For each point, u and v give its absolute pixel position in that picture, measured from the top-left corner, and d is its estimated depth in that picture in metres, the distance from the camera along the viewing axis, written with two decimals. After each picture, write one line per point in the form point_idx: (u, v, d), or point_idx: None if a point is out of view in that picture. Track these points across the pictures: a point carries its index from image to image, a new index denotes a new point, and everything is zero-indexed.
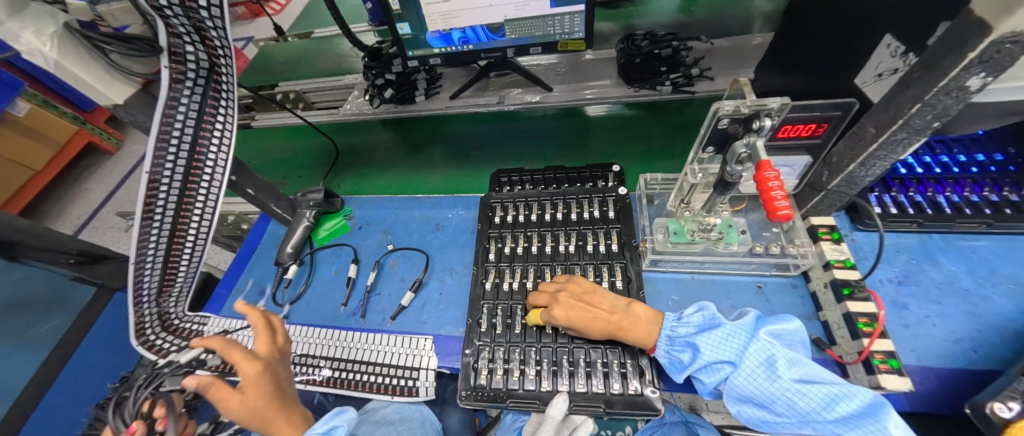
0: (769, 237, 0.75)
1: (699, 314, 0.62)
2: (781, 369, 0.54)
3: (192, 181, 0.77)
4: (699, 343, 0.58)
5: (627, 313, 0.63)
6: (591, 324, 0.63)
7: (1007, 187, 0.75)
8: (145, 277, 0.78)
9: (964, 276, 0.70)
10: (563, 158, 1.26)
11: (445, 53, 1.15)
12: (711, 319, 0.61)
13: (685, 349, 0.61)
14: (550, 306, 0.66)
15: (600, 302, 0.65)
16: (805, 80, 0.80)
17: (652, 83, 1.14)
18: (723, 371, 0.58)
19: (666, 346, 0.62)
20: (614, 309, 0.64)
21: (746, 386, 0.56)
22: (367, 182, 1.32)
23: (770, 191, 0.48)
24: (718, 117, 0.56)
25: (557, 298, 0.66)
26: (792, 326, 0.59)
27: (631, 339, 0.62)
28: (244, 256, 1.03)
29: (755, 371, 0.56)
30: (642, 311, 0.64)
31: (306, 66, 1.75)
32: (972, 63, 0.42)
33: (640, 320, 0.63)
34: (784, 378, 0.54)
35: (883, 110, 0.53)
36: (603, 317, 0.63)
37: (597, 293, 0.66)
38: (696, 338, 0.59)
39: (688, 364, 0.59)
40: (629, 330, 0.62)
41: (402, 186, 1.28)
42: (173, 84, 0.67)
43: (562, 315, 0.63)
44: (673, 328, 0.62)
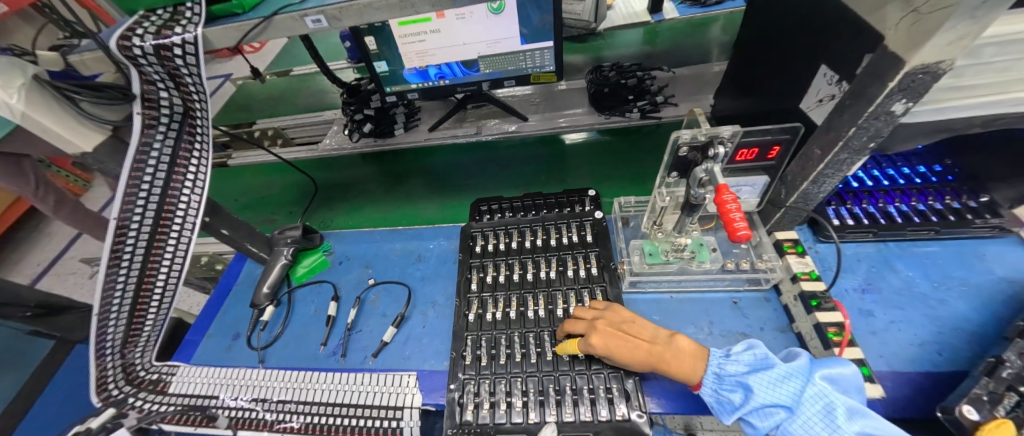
0: (739, 253, 0.78)
1: (750, 352, 0.58)
2: (842, 420, 0.51)
3: (163, 225, 0.75)
4: (752, 383, 0.54)
5: (669, 345, 0.61)
6: (632, 355, 0.61)
7: (948, 196, 0.82)
8: (109, 329, 0.75)
9: (921, 281, 0.75)
10: (548, 184, 1.30)
11: (422, 88, 1.19)
12: (764, 359, 0.57)
13: (735, 389, 0.57)
14: (587, 334, 0.65)
15: (644, 334, 0.64)
16: (758, 104, 0.87)
17: (621, 110, 1.21)
18: (777, 415, 0.54)
19: (713, 384, 0.58)
20: (655, 340, 0.63)
21: (802, 434, 0.53)
22: (362, 215, 1.30)
23: (729, 213, 0.51)
24: (679, 145, 0.59)
25: (595, 325, 0.65)
26: (849, 371, 0.54)
27: (674, 372, 0.60)
28: (218, 298, 1.00)
29: (811, 418, 0.53)
30: (686, 343, 0.62)
31: (287, 103, 1.76)
32: (893, 91, 0.46)
33: (684, 354, 0.61)
34: (847, 430, 0.50)
35: (824, 133, 0.57)
36: (643, 347, 0.61)
37: (636, 323, 0.65)
38: (747, 378, 0.55)
39: (739, 405, 0.56)
40: (672, 363, 0.60)
41: (399, 217, 1.28)
42: (146, 129, 0.67)
43: (601, 343, 0.63)
44: (720, 366, 0.59)
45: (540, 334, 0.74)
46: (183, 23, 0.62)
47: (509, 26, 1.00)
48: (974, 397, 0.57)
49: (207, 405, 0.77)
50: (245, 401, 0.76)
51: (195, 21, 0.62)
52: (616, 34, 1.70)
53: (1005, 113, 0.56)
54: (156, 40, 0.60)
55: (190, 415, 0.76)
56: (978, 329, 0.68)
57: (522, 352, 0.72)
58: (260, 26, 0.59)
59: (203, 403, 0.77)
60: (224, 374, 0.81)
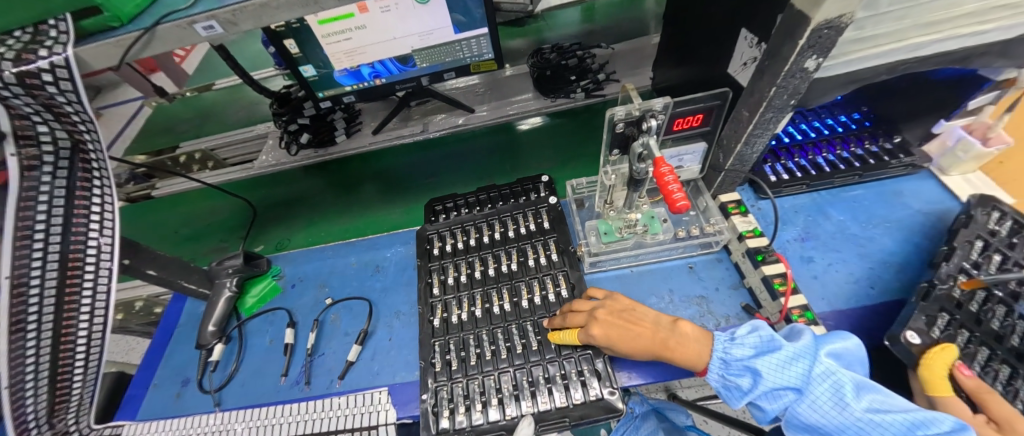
0: (689, 220, 0.81)
1: (756, 335, 0.59)
2: (850, 397, 0.54)
3: (72, 276, 0.67)
4: (760, 368, 0.56)
5: (673, 332, 0.62)
6: (636, 344, 0.62)
7: (867, 141, 0.89)
8: (28, 405, 0.65)
9: (851, 223, 0.80)
10: (506, 175, 1.29)
11: (357, 90, 1.13)
12: (769, 342, 0.57)
13: (743, 374, 0.59)
14: (589, 325, 0.64)
15: (647, 322, 0.64)
16: (692, 72, 0.88)
17: (565, 92, 1.20)
18: (787, 397, 0.57)
19: (721, 369, 0.60)
20: (658, 327, 0.63)
21: (812, 413, 0.56)
22: (321, 230, 1.22)
23: (668, 185, 0.51)
24: (614, 123, 0.59)
25: (596, 315, 0.64)
26: (853, 345, 0.57)
27: (679, 358, 0.60)
28: (159, 344, 0.91)
29: (819, 396, 0.55)
30: (690, 329, 0.63)
31: (215, 120, 1.62)
32: (804, 48, 0.48)
33: (689, 340, 0.61)
34: (856, 408, 0.53)
35: (750, 95, 0.59)
36: (647, 336, 0.62)
37: (637, 312, 0.66)
38: (755, 363, 0.56)
39: (748, 389, 0.58)
40: (677, 350, 0.60)
41: (362, 228, 1.21)
42: (25, 172, 0.58)
43: (602, 334, 0.62)
44: (727, 350, 0.59)
45: (508, 329, 0.73)
46: (49, 44, 0.52)
47: (439, 15, 0.95)
48: (913, 324, 0.62)
49: None
50: None
51: (61, 40, 0.52)
52: (555, 14, 1.68)
53: (905, 59, 0.60)
54: (17, 67, 0.50)
55: None
56: (902, 261, 0.74)
57: (492, 350, 0.71)
58: (142, 38, 0.52)
59: None
60: (176, 425, 0.74)
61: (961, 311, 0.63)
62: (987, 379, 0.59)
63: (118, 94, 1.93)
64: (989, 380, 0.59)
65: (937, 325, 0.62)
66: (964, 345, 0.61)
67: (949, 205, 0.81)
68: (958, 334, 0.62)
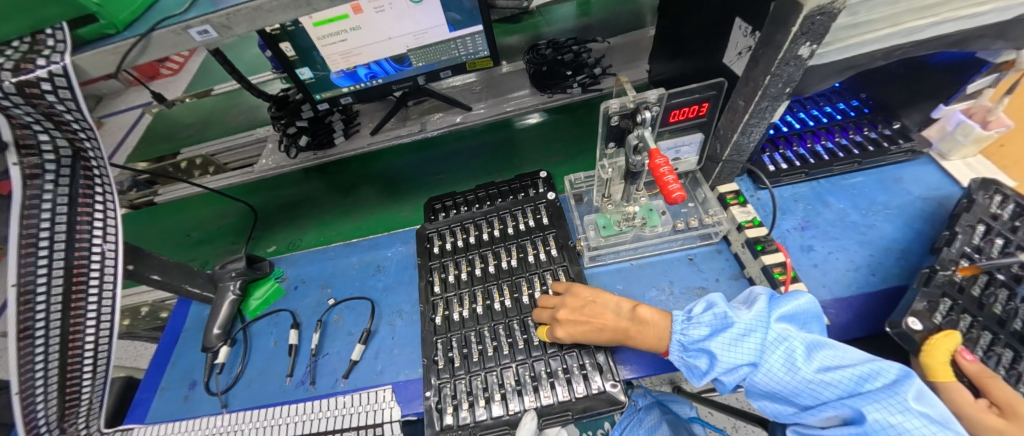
0: (688, 212, 0.81)
1: (710, 313, 0.58)
2: (800, 362, 0.52)
3: (77, 283, 0.67)
4: (713, 349, 0.55)
5: (633, 321, 0.62)
6: (600, 336, 0.63)
7: (866, 128, 0.88)
8: (39, 409, 0.66)
9: (851, 211, 0.80)
10: (507, 171, 1.29)
11: (354, 91, 1.13)
12: (723, 318, 0.56)
13: (700, 354, 0.58)
14: (553, 326, 0.66)
15: (606, 312, 0.64)
16: (688, 64, 0.88)
17: (562, 87, 1.19)
18: (743, 370, 0.56)
19: (680, 352, 0.59)
20: (619, 316, 0.64)
21: (768, 381, 0.55)
22: (333, 229, 1.23)
23: (663, 176, 0.51)
24: (609, 116, 0.59)
25: (558, 317, 0.65)
26: (800, 306, 0.56)
27: (642, 344, 0.61)
28: (165, 349, 0.92)
29: (773, 364, 0.54)
30: (649, 313, 0.62)
31: (216, 125, 1.63)
32: (797, 35, 0.48)
33: (648, 324, 0.61)
34: (805, 370, 0.52)
35: (745, 84, 0.59)
36: (609, 328, 0.63)
37: (597, 303, 0.65)
38: (709, 344, 0.56)
39: (706, 369, 0.57)
40: (638, 337, 0.62)
41: (374, 224, 1.21)
42: (28, 181, 0.59)
43: (566, 335, 0.64)
44: (684, 333, 0.59)
45: (509, 324, 0.73)
46: (47, 53, 0.52)
47: (433, 14, 0.95)
48: (914, 311, 0.62)
49: None
50: None
51: (59, 48, 0.52)
52: (550, 10, 1.67)
53: (901, 44, 0.59)
54: (16, 77, 0.51)
55: None
56: (904, 247, 0.74)
57: (494, 346, 0.71)
58: (138, 45, 0.52)
59: None
60: (185, 427, 0.75)
61: (962, 296, 0.63)
62: (989, 362, 0.59)
63: (119, 102, 1.94)
64: (991, 364, 0.59)
65: (940, 311, 0.62)
66: (965, 330, 0.61)
67: (950, 191, 0.80)
68: (960, 319, 0.62)
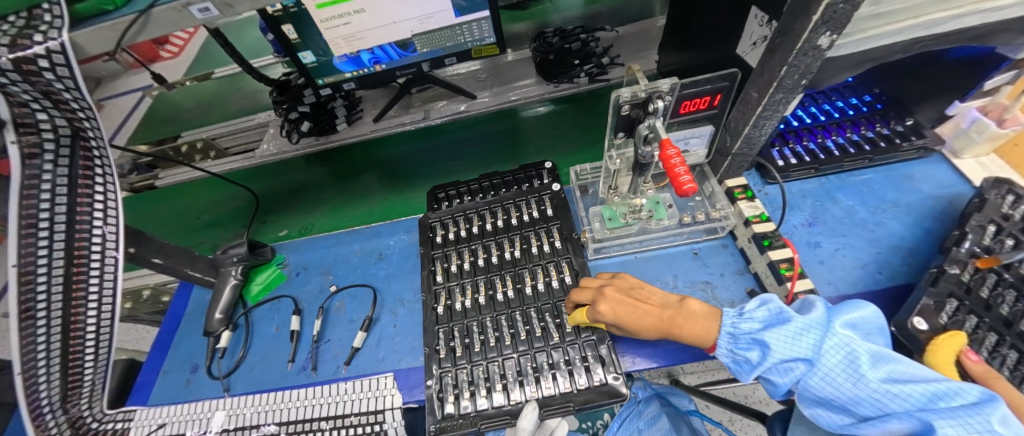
0: (695, 206, 0.80)
1: (764, 308, 0.57)
2: (865, 368, 0.51)
3: (78, 264, 0.67)
4: (769, 341, 0.53)
5: (681, 309, 0.60)
6: (644, 322, 0.60)
7: (878, 124, 0.87)
8: (41, 389, 0.66)
9: (859, 208, 0.79)
10: (517, 160, 1.27)
11: (357, 76, 1.11)
12: (779, 314, 0.55)
13: (751, 347, 0.56)
14: (596, 302, 0.63)
15: (654, 300, 0.62)
16: (700, 54, 0.86)
17: (569, 76, 1.17)
18: (797, 370, 0.54)
19: (729, 343, 0.58)
20: (666, 305, 0.62)
21: (824, 385, 0.53)
22: (346, 214, 1.21)
23: (674, 168, 0.49)
24: (619, 105, 0.57)
25: (604, 293, 0.63)
26: (868, 315, 0.55)
27: (687, 335, 0.59)
28: (168, 332, 0.92)
29: (833, 369, 0.53)
30: (698, 306, 0.61)
31: (218, 108, 1.61)
32: (817, 25, 0.46)
33: (697, 317, 0.60)
34: (871, 379, 0.50)
35: (759, 75, 0.58)
36: (655, 313, 0.60)
37: (645, 289, 0.64)
38: (763, 336, 0.54)
39: (757, 363, 0.55)
40: (684, 327, 0.59)
41: (389, 210, 1.19)
42: (28, 160, 0.58)
43: (609, 311, 0.60)
44: (736, 325, 0.58)
45: (512, 315, 0.73)
46: (44, 28, 0.51)
47: None
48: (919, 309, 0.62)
49: None
50: (216, 433, 0.72)
51: (56, 24, 0.51)
52: None
53: (921, 37, 0.58)
54: (13, 53, 0.50)
55: None
56: (913, 246, 0.73)
57: (497, 336, 0.71)
58: (138, 21, 0.50)
59: None
60: (187, 410, 0.76)
61: (968, 297, 0.63)
62: (993, 363, 0.59)
63: (118, 85, 1.92)
64: (995, 364, 0.59)
65: (946, 310, 0.62)
66: (971, 331, 0.61)
67: (961, 189, 0.79)
68: (966, 319, 0.61)
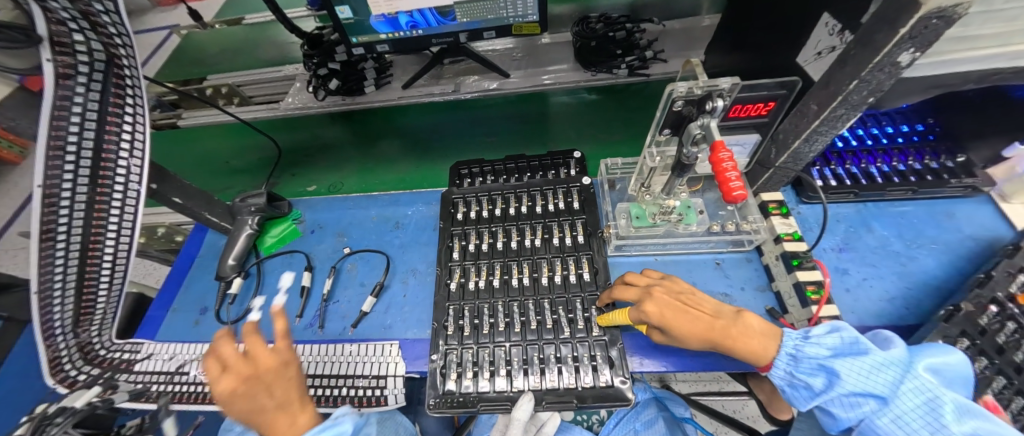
0: (725, 215, 0.77)
1: (837, 336, 0.55)
2: (948, 417, 0.48)
3: (101, 192, 0.67)
4: (839, 369, 0.52)
5: (736, 322, 0.59)
6: (695, 329, 0.58)
7: (927, 156, 0.83)
8: (55, 310, 0.67)
9: (894, 240, 0.76)
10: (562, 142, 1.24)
11: (392, 39, 1.08)
12: (853, 344, 0.53)
13: (816, 373, 0.55)
14: (641, 302, 0.61)
15: (706, 307, 0.61)
16: (753, 60, 0.82)
17: (608, 66, 1.12)
18: (867, 406, 0.52)
19: (790, 366, 0.57)
20: (718, 315, 0.60)
21: (894, 428, 0.51)
22: (376, 178, 1.19)
23: (725, 172, 0.47)
24: (672, 100, 0.54)
25: (652, 293, 0.61)
26: (953, 362, 0.52)
27: (739, 348, 0.57)
28: (180, 271, 0.93)
29: (908, 411, 0.51)
30: (754, 322, 0.59)
31: (246, 56, 1.59)
32: (902, 39, 0.43)
33: (752, 331, 0.58)
34: (954, 431, 0.48)
35: (823, 87, 0.54)
36: (706, 320, 0.58)
37: (696, 296, 0.62)
38: (833, 363, 0.53)
39: (821, 390, 0.54)
40: (738, 340, 0.57)
41: (417, 180, 1.17)
42: (61, 80, 0.57)
43: (657, 311, 0.59)
44: (799, 347, 0.56)
45: (525, 303, 0.72)
46: None
47: None
48: None
49: (179, 382, 0.73)
50: None
51: None
52: None
53: (1001, 68, 0.54)
54: None
55: (166, 393, 0.72)
56: (945, 285, 0.71)
57: (506, 322, 0.70)
58: None
59: (169, 380, 0.73)
60: (194, 350, 0.77)
61: None
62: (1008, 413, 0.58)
63: (149, 20, 1.90)
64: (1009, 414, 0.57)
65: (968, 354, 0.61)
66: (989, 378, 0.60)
67: (1003, 234, 0.76)
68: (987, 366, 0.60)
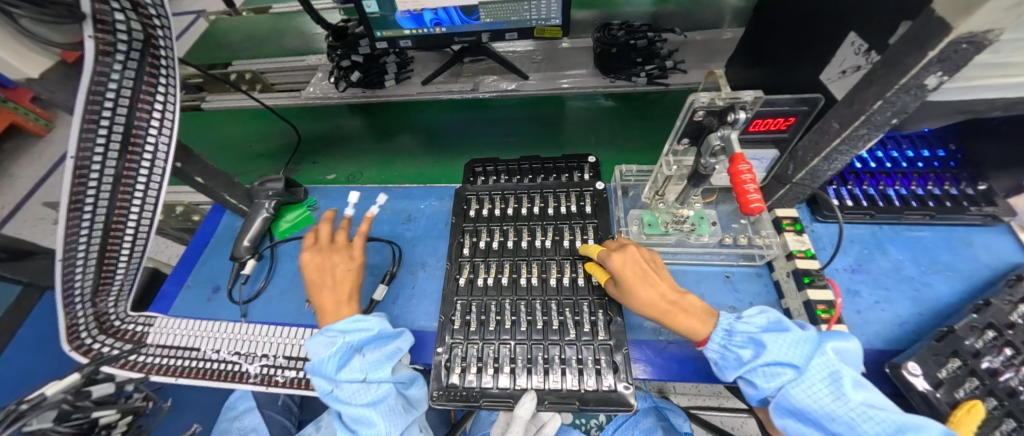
0: (738, 229, 0.77)
1: (764, 316, 0.58)
2: (848, 388, 0.50)
3: (129, 166, 0.69)
4: (765, 339, 0.54)
5: (682, 298, 0.61)
6: (642, 287, 0.61)
7: (947, 182, 0.82)
8: (77, 279, 0.69)
9: (909, 264, 0.75)
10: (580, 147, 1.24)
11: (416, 35, 1.09)
12: (776, 323, 0.57)
13: (746, 346, 0.57)
14: (614, 249, 0.66)
15: (663, 281, 0.63)
16: (775, 75, 0.82)
17: (627, 73, 1.13)
18: (783, 376, 0.53)
19: (723, 340, 0.58)
20: (672, 289, 0.62)
21: (804, 397, 0.52)
22: (395, 170, 1.21)
23: (743, 184, 0.47)
24: (694, 109, 0.55)
25: (626, 247, 0.66)
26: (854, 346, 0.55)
27: (671, 319, 0.59)
28: (195, 249, 0.95)
29: (816, 383, 0.52)
30: (699, 307, 0.61)
31: (270, 43, 1.62)
32: (931, 62, 0.43)
33: (692, 310, 0.60)
34: (852, 399, 0.50)
35: (846, 106, 0.54)
36: (658, 286, 0.61)
37: (663, 269, 0.65)
38: (760, 334, 0.55)
39: (747, 361, 0.55)
40: (674, 312, 0.60)
41: (435, 175, 1.18)
42: (101, 57, 0.59)
43: (620, 261, 0.63)
44: (731, 324, 0.58)
45: (532, 303, 0.72)
46: None
47: None
48: (957, 379, 0.59)
49: (190, 357, 0.75)
50: (230, 355, 0.74)
51: None
52: None
53: None
54: None
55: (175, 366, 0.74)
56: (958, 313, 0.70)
57: (512, 320, 0.71)
58: None
59: (178, 354, 0.75)
60: (206, 327, 0.78)
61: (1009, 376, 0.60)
62: None
63: (179, 5, 1.94)
64: None
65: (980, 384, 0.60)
66: None
67: None
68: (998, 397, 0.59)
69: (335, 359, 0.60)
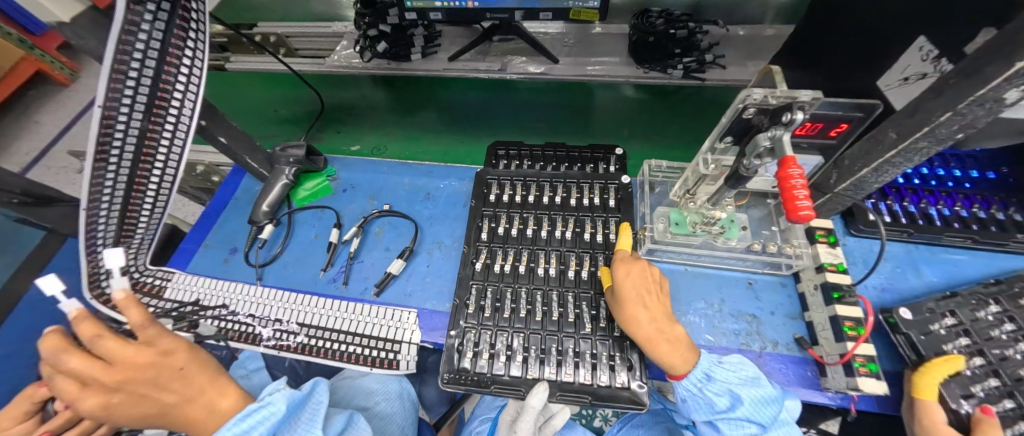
0: (768, 236, 0.75)
1: (745, 365, 0.59)
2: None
3: (154, 122, 0.68)
4: (745, 397, 0.56)
5: (671, 329, 0.59)
6: (636, 305, 0.60)
7: (995, 206, 0.77)
8: (99, 230, 0.69)
9: (943, 288, 0.72)
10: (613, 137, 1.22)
11: (447, 8, 1.05)
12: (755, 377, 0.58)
13: (723, 395, 0.58)
14: (622, 260, 0.65)
15: (657, 307, 0.61)
16: (824, 77, 0.78)
17: (663, 65, 1.09)
18: (747, 428, 0.59)
19: (703, 385, 0.59)
20: (665, 316, 0.61)
21: None
22: (422, 146, 1.23)
23: (793, 190, 0.45)
24: (744, 106, 0.52)
25: (636, 262, 0.65)
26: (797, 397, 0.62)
27: (652, 345, 0.58)
28: (215, 209, 0.96)
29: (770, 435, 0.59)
30: (685, 343, 0.59)
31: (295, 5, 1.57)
32: (1016, 74, 0.38)
33: (676, 343, 0.59)
34: None
35: (908, 116, 0.51)
36: (653, 308, 0.60)
37: (663, 294, 0.64)
38: (742, 391, 0.56)
39: (722, 410, 0.58)
40: (658, 340, 0.58)
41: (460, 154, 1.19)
42: (133, 6, 0.57)
43: (624, 273, 0.63)
44: (711, 369, 0.59)
45: (549, 293, 0.71)
46: None
47: None
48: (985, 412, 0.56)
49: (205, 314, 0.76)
50: (244, 317, 0.75)
51: None
52: None
53: None
54: None
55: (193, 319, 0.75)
56: None
57: (527, 309, 0.70)
58: None
59: (191, 310, 0.76)
60: (222, 287, 0.79)
61: None
62: None
63: None
64: None
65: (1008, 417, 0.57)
66: None
67: None
68: None
69: (255, 417, 0.49)
